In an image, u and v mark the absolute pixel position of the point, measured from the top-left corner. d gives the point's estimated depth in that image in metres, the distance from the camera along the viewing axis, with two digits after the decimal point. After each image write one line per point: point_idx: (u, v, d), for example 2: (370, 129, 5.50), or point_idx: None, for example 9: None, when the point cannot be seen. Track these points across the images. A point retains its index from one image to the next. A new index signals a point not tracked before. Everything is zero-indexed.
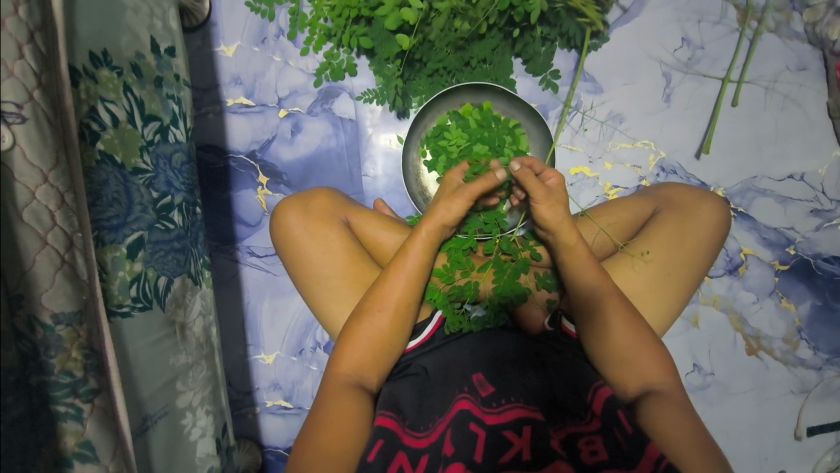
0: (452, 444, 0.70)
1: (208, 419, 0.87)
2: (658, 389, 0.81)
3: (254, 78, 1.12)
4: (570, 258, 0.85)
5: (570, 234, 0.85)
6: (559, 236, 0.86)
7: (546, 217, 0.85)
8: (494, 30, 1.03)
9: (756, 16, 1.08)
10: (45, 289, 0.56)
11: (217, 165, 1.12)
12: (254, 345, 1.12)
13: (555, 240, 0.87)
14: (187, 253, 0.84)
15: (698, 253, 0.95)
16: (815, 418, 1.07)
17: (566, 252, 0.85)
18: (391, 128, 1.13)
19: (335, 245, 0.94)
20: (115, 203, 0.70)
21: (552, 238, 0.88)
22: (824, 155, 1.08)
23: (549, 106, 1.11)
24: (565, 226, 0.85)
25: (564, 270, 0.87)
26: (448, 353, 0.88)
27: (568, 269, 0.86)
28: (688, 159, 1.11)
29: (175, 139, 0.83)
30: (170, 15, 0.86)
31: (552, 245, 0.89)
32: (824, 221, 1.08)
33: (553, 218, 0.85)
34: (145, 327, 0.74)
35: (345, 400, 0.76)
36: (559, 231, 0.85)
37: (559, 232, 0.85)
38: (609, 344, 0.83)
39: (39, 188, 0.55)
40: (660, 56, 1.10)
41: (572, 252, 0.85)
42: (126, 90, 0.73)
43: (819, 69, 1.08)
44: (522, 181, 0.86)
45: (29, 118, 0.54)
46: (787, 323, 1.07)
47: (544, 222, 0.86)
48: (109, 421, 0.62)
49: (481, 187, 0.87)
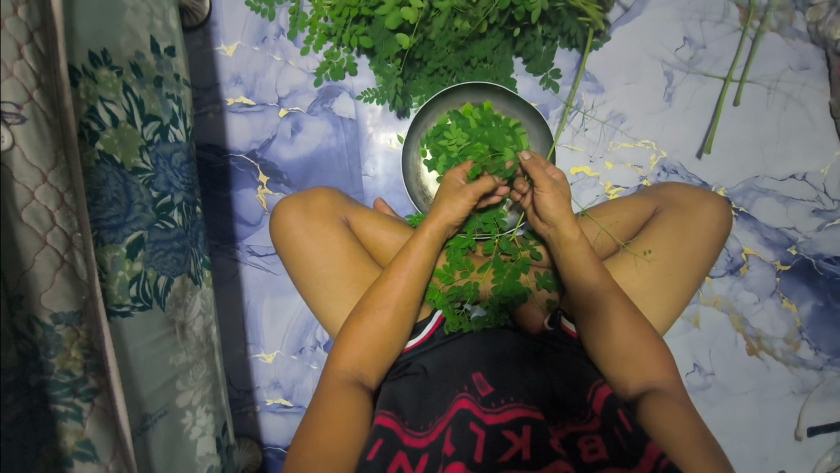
0: (452, 444, 0.70)
1: (208, 418, 0.87)
2: (658, 387, 0.80)
3: (254, 78, 1.12)
4: (568, 253, 0.86)
5: (572, 228, 0.86)
6: (560, 231, 0.87)
7: (549, 206, 0.87)
8: (495, 30, 1.03)
9: (758, 15, 1.08)
10: (45, 289, 0.56)
11: (217, 164, 1.12)
12: (255, 344, 1.12)
13: (554, 233, 0.88)
14: (188, 253, 0.84)
15: (699, 254, 0.95)
16: (816, 418, 1.06)
17: (565, 248, 0.86)
18: (391, 128, 1.13)
19: (335, 245, 0.94)
20: (115, 202, 0.70)
21: (552, 232, 0.89)
22: (826, 155, 1.08)
23: (549, 106, 1.11)
24: (565, 219, 0.86)
25: (562, 266, 0.87)
26: (448, 352, 0.88)
27: (568, 264, 0.86)
28: (689, 159, 1.10)
29: (175, 138, 0.83)
30: (170, 15, 0.85)
31: (552, 239, 0.90)
32: (827, 221, 1.08)
33: (557, 209, 0.87)
34: (145, 326, 0.74)
35: (345, 397, 0.76)
36: (559, 222, 0.87)
37: (559, 224, 0.87)
38: (609, 341, 0.82)
39: (38, 188, 0.55)
40: (662, 55, 1.09)
41: (570, 247, 0.85)
42: (126, 90, 0.73)
43: (821, 68, 1.07)
44: (529, 171, 0.89)
45: (29, 118, 0.54)
46: (789, 323, 1.07)
47: (546, 212, 0.88)
48: (110, 420, 0.62)
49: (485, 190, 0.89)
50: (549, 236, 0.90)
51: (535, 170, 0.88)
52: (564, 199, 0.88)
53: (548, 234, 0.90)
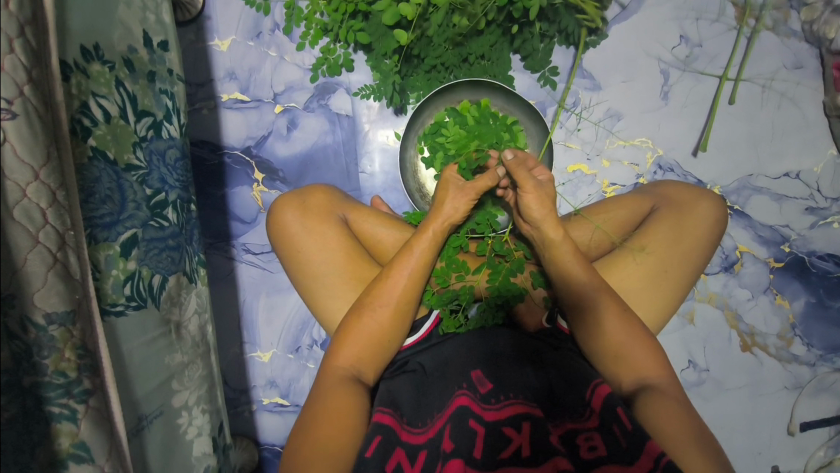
0: (452, 441, 0.69)
1: (205, 418, 0.86)
2: (652, 382, 0.81)
3: (249, 73, 1.10)
4: (553, 253, 0.85)
5: (555, 230, 0.85)
6: (543, 232, 0.86)
7: (531, 206, 0.85)
8: (493, 26, 1.03)
9: (754, 14, 1.09)
10: (37, 289, 0.55)
11: (211, 161, 1.10)
12: (250, 343, 1.11)
13: (537, 234, 0.88)
14: (182, 251, 0.83)
15: (694, 252, 0.96)
16: (808, 413, 1.08)
17: (551, 249, 0.86)
18: (388, 124, 1.12)
19: (333, 242, 0.93)
20: (108, 200, 0.68)
21: (536, 233, 0.88)
22: (819, 153, 1.09)
23: (547, 103, 1.11)
24: (549, 220, 0.85)
25: (550, 267, 0.87)
26: (445, 349, 0.87)
27: (555, 265, 0.85)
28: (685, 156, 1.11)
29: (169, 134, 0.81)
30: (164, 8, 0.83)
31: (535, 239, 0.89)
32: (819, 218, 1.09)
33: (540, 210, 0.85)
34: (140, 326, 0.73)
35: (343, 395, 0.76)
36: (542, 223, 0.86)
37: (543, 226, 0.85)
38: (600, 338, 0.83)
39: (30, 186, 0.54)
40: (659, 53, 1.10)
41: (555, 247, 0.85)
42: (119, 85, 0.72)
43: (815, 67, 1.09)
44: (513, 173, 0.87)
45: (20, 114, 0.52)
46: (782, 319, 1.08)
47: (529, 213, 0.86)
48: (106, 422, 0.61)
49: (484, 188, 0.88)
50: (533, 236, 0.89)
51: (518, 172, 0.85)
52: (548, 199, 0.86)
53: (532, 235, 0.90)
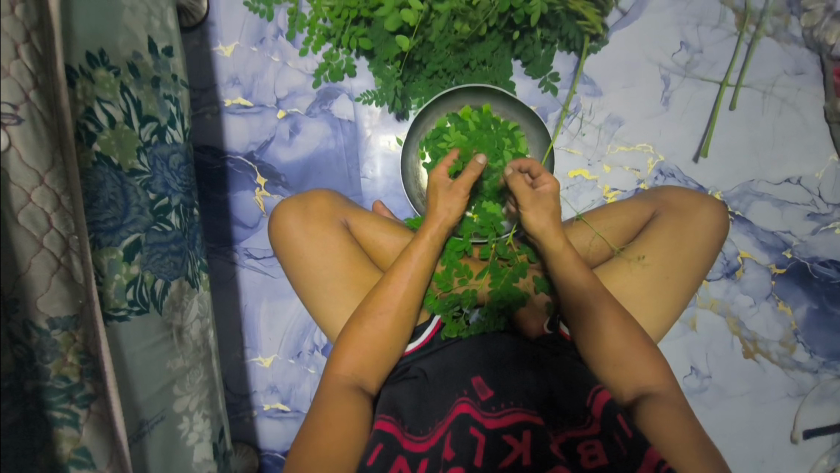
0: (452, 449, 0.70)
1: (206, 423, 0.86)
2: (653, 390, 0.81)
3: (252, 78, 1.11)
4: (558, 261, 0.85)
5: (556, 238, 0.85)
6: (545, 242, 0.86)
7: (533, 222, 0.86)
8: (494, 32, 1.03)
9: (754, 20, 1.09)
10: (41, 293, 0.55)
11: (213, 166, 1.11)
12: (251, 348, 1.11)
13: (539, 244, 0.88)
14: (185, 256, 0.83)
15: (695, 258, 0.96)
16: (811, 420, 1.08)
17: (553, 258, 0.86)
18: (390, 130, 1.13)
19: (333, 248, 0.93)
20: (112, 204, 0.69)
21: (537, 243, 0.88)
22: (820, 159, 1.09)
23: (549, 108, 1.12)
24: (550, 231, 0.85)
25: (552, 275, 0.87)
26: (448, 356, 0.87)
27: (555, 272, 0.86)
28: (686, 161, 1.11)
29: (173, 139, 0.82)
30: (168, 14, 0.84)
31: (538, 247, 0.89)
32: (821, 224, 1.09)
33: (539, 222, 0.85)
34: (142, 330, 0.73)
35: (345, 402, 0.76)
36: (544, 234, 0.85)
37: (543, 238, 0.86)
38: (601, 346, 0.82)
39: (35, 190, 0.54)
40: (660, 59, 1.10)
41: (557, 256, 0.85)
42: (123, 90, 0.72)
43: (816, 73, 1.09)
44: (512, 186, 0.87)
45: (25, 119, 0.53)
46: (784, 326, 1.08)
47: (529, 227, 0.86)
48: (107, 428, 0.61)
49: (471, 181, 0.87)
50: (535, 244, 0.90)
51: (518, 185, 0.86)
52: (546, 211, 0.86)
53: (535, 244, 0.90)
